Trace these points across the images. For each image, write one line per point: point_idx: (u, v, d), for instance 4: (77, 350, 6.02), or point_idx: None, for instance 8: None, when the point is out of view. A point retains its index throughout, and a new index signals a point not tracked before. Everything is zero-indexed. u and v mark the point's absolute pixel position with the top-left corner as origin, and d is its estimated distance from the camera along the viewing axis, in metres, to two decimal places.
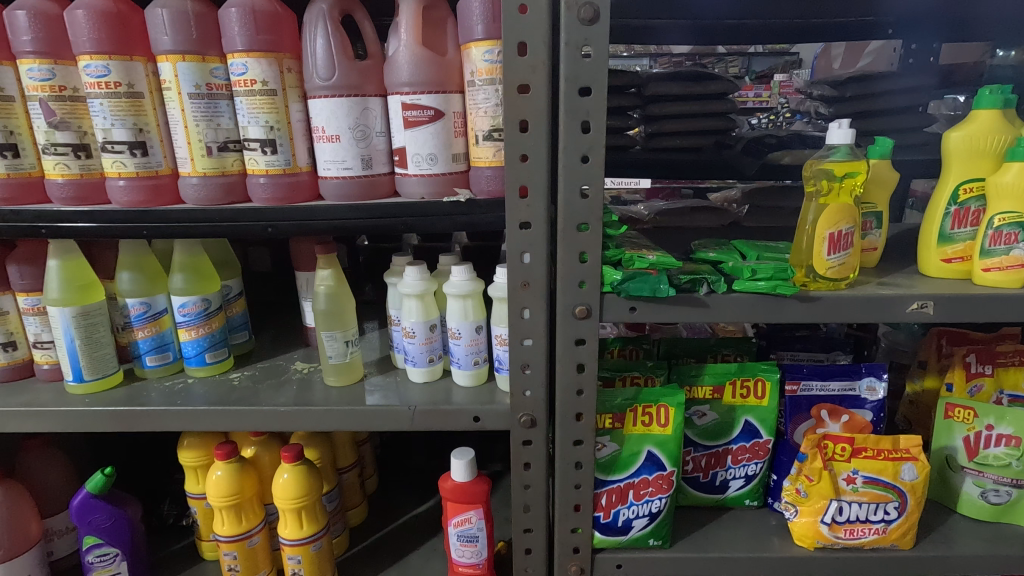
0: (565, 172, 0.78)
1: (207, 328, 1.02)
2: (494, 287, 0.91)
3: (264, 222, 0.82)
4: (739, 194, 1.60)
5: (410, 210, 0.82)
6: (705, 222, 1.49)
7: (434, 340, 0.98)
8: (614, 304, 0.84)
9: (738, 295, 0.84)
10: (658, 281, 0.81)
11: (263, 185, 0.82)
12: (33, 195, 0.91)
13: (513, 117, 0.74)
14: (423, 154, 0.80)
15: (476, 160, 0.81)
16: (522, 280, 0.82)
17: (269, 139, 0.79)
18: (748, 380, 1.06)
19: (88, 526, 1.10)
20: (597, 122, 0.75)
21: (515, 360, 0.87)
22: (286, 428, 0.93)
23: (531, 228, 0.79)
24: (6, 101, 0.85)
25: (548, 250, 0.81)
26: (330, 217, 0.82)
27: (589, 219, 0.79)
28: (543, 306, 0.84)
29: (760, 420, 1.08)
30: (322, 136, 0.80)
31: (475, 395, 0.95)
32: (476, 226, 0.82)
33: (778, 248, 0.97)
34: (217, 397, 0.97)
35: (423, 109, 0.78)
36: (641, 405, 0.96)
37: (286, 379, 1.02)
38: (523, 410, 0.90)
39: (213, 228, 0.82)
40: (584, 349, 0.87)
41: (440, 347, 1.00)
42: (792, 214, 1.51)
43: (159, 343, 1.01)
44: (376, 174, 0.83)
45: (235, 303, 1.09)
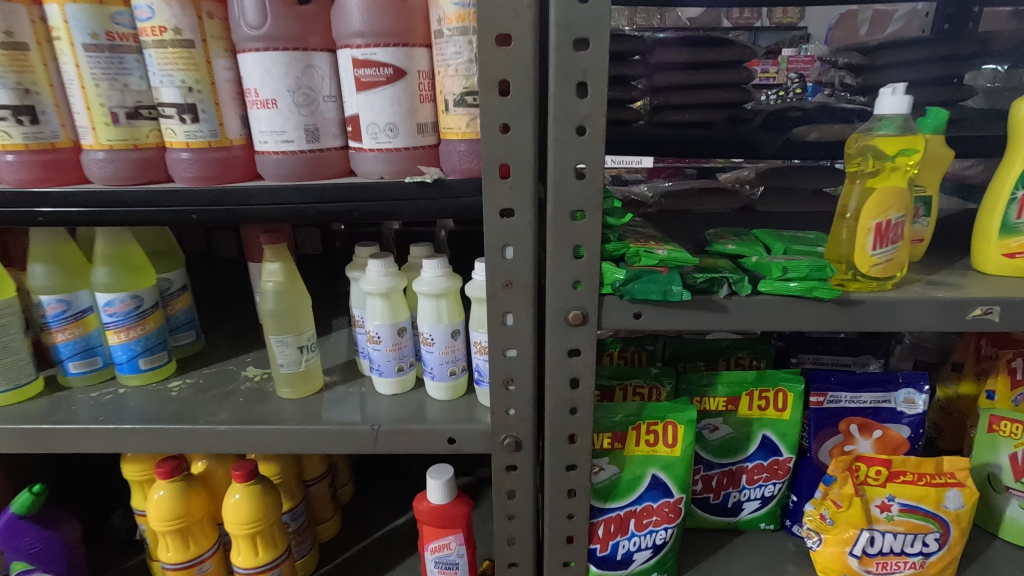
0: (557, 146, 0.63)
1: (140, 330, 0.87)
2: (473, 286, 0.77)
3: (186, 207, 0.67)
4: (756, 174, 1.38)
5: (366, 194, 0.66)
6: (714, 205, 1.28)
7: (404, 345, 0.83)
8: (615, 308, 0.70)
9: (765, 298, 0.69)
10: (669, 281, 0.67)
11: (186, 160, 0.66)
12: (64, 175, 0.70)
13: (491, 75, 0.59)
14: (380, 124, 0.64)
15: (447, 131, 0.65)
16: (504, 279, 0.68)
17: (187, 103, 0.64)
18: (766, 391, 0.93)
19: (17, 550, 0.97)
20: (596, 83, 0.60)
21: (496, 373, 0.73)
22: (228, 450, 0.79)
23: (515, 216, 0.65)
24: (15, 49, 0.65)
25: (535, 243, 0.66)
26: (268, 201, 0.67)
27: (586, 206, 0.65)
28: (529, 311, 0.69)
29: (780, 436, 0.94)
30: (256, 101, 0.64)
31: (451, 411, 0.81)
32: (449, 214, 0.67)
33: (808, 239, 0.83)
34: (149, 412, 0.82)
35: (380, 66, 0.63)
36: (645, 423, 0.83)
37: (233, 390, 0.88)
38: (506, 430, 0.76)
39: (123, 215, 0.68)
40: (578, 360, 0.73)
41: (412, 354, 0.85)
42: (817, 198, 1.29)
43: (83, 347, 0.87)
44: (325, 149, 0.67)
45: (178, 299, 0.95)
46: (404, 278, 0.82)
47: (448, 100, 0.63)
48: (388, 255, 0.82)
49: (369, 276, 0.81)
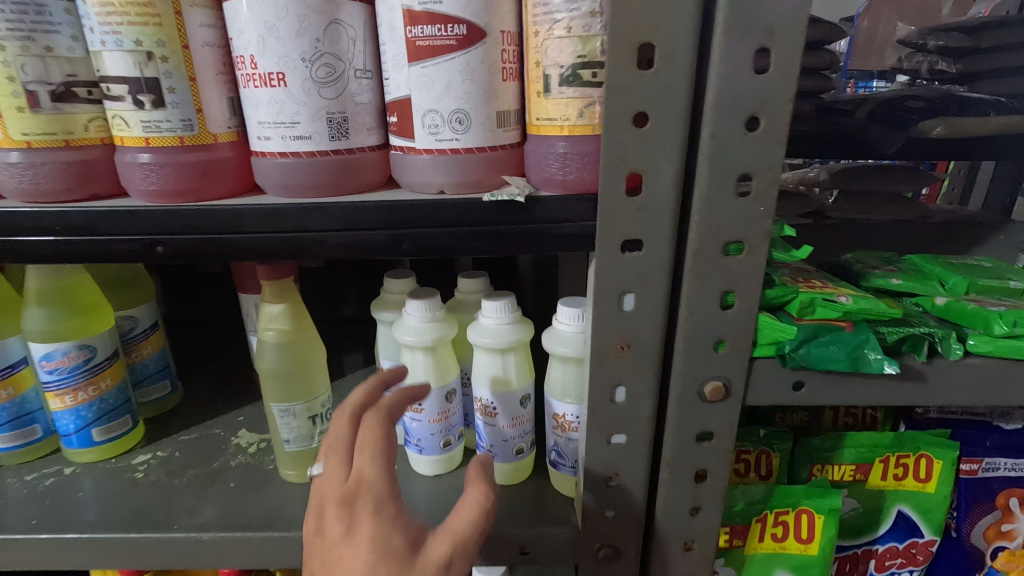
0: (714, 146, 0.41)
1: (92, 391, 0.64)
2: (555, 338, 0.56)
3: (148, 236, 0.44)
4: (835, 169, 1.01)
5: (418, 217, 0.44)
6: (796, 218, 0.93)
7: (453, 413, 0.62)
8: (770, 378, 0.49)
9: (980, 361, 0.49)
10: (863, 343, 0.46)
11: (146, 166, 0.43)
12: None
13: (627, 36, 0.38)
14: (443, 112, 0.42)
15: (541, 124, 0.43)
16: (619, 340, 0.47)
17: (143, 77, 0.40)
18: (906, 457, 0.72)
19: None
20: (785, 48, 0.39)
21: (594, 464, 0.52)
22: (211, 566, 0.57)
23: (644, 250, 0.44)
24: None
25: (668, 288, 0.45)
26: (269, 228, 0.44)
27: (747, 235, 0.44)
28: (650, 382, 0.48)
29: (922, 512, 0.74)
30: (253, 76, 0.42)
31: (520, 503, 0.60)
32: (540, 246, 0.45)
33: (988, 269, 0.63)
34: (102, 508, 0.60)
35: (445, 22, 0.40)
36: (773, 513, 0.63)
37: (219, 469, 0.66)
38: (601, 539, 0.55)
39: (49, 248, 0.45)
40: (709, 445, 0.52)
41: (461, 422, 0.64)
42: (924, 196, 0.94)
43: (16, 415, 0.64)
44: (355, 149, 0.45)
45: (145, 343, 0.72)
46: (454, 324, 0.61)
47: (552, 76, 0.41)
48: (432, 292, 0.60)
49: (407, 321, 0.59)
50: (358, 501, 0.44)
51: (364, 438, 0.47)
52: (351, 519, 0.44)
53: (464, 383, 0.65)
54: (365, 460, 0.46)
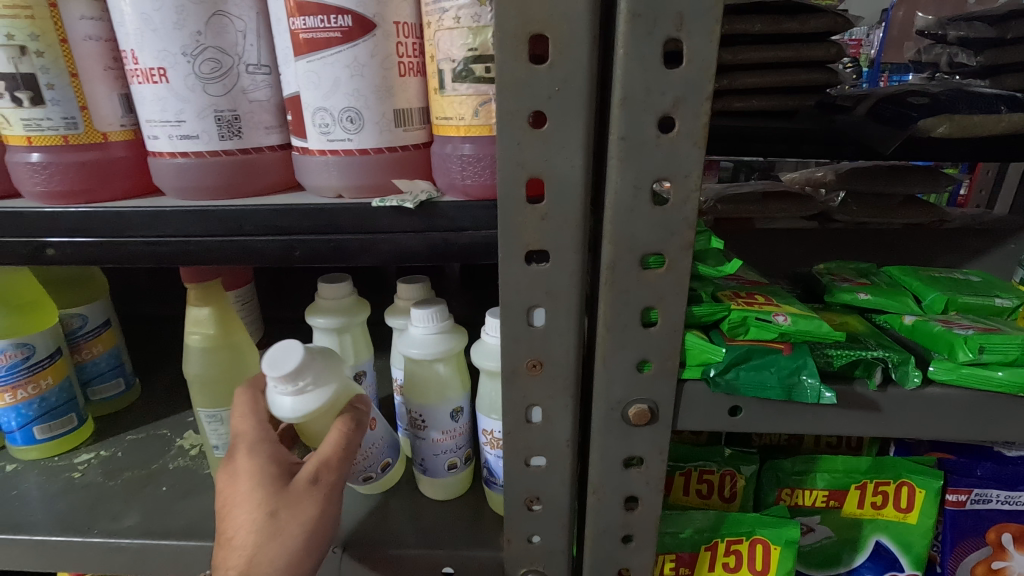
0: (625, 149, 0.37)
1: (33, 389, 0.64)
2: (483, 352, 0.53)
3: (37, 240, 0.43)
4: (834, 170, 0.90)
5: (314, 223, 0.41)
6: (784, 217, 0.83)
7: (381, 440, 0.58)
8: (701, 403, 0.44)
9: (943, 390, 0.44)
10: (797, 367, 0.42)
11: (33, 167, 0.41)
12: None
13: (518, 27, 0.34)
14: (333, 110, 0.39)
15: (440, 124, 0.40)
16: (530, 358, 0.43)
17: (18, 74, 0.38)
18: (885, 484, 0.67)
19: None
20: (698, 38, 0.35)
21: (513, 489, 0.48)
22: (131, 571, 0.56)
23: (550, 262, 0.40)
24: None
25: (580, 304, 0.41)
26: (161, 232, 0.42)
27: (666, 247, 0.40)
28: (567, 405, 0.45)
29: (901, 545, 0.68)
30: (136, 72, 0.40)
31: (449, 520, 0.57)
32: (444, 257, 0.42)
33: (974, 285, 0.57)
34: (32, 510, 0.59)
35: (330, 13, 0.37)
36: (724, 542, 0.58)
37: (157, 471, 0.65)
38: (525, 566, 0.51)
39: None
40: (639, 472, 0.48)
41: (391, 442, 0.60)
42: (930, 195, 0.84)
43: None
44: (254, 149, 0.43)
45: (94, 342, 0.71)
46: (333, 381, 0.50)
47: (444, 71, 0.38)
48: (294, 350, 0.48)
49: (278, 393, 0.48)
50: (238, 452, 0.49)
51: (240, 406, 0.52)
52: (233, 465, 0.49)
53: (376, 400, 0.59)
54: (239, 421, 0.51)
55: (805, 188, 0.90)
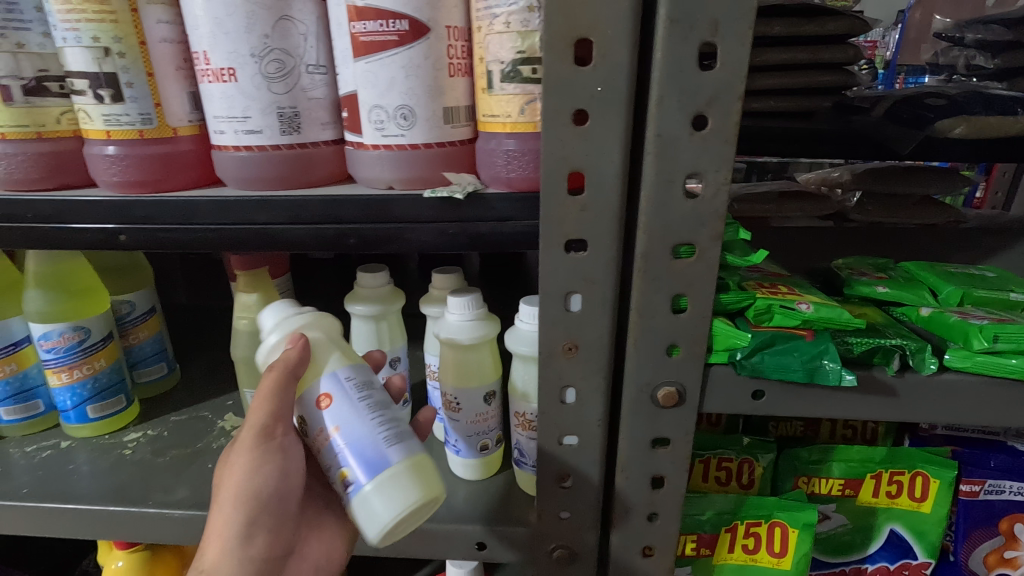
0: (660, 146, 0.40)
1: (87, 370, 0.67)
2: (516, 337, 0.56)
3: (111, 226, 0.46)
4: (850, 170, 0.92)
5: (368, 213, 0.45)
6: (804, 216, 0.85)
7: (334, 437, 0.46)
8: (726, 386, 0.47)
9: (958, 377, 0.46)
10: (818, 353, 0.45)
11: (109, 158, 0.45)
12: None
13: (564, 31, 0.37)
14: (388, 108, 0.42)
15: (486, 121, 0.43)
16: (566, 341, 0.46)
17: (101, 73, 0.42)
18: (900, 474, 0.69)
19: None
20: (731, 42, 0.37)
21: (545, 466, 0.51)
22: (183, 541, 0.59)
23: (588, 250, 0.43)
24: None
25: (614, 290, 0.44)
26: (225, 220, 0.46)
27: (697, 237, 0.43)
28: (599, 386, 0.48)
29: (915, 533, 0.71)
30: (207, 71, 0.43)
31: (480, 498, 0.60)
32: (487, 245, 0.45)
33: (989, 280, 0.59)
34: (89, 482, 0.63)
35: (388, 18, 0.41)
36: (743, 524, 0.61)
37: (202, 450, 0.68)
38: (555, 539, 0.55)
39: (24, 234, 0.47)
40: (666, 452, 0.51)
41: (354, 451, 0.45)
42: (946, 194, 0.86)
43: (18, 389, 0.69)
44: (310, 144, 0.46)
45: (140, 327, 0.75)
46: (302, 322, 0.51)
47: (493, 72, 0.41)
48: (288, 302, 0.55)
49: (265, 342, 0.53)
50: None
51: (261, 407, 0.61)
52: None
53: (360, 390, 0.48)
54: None
55: (820, 188, 0.92)
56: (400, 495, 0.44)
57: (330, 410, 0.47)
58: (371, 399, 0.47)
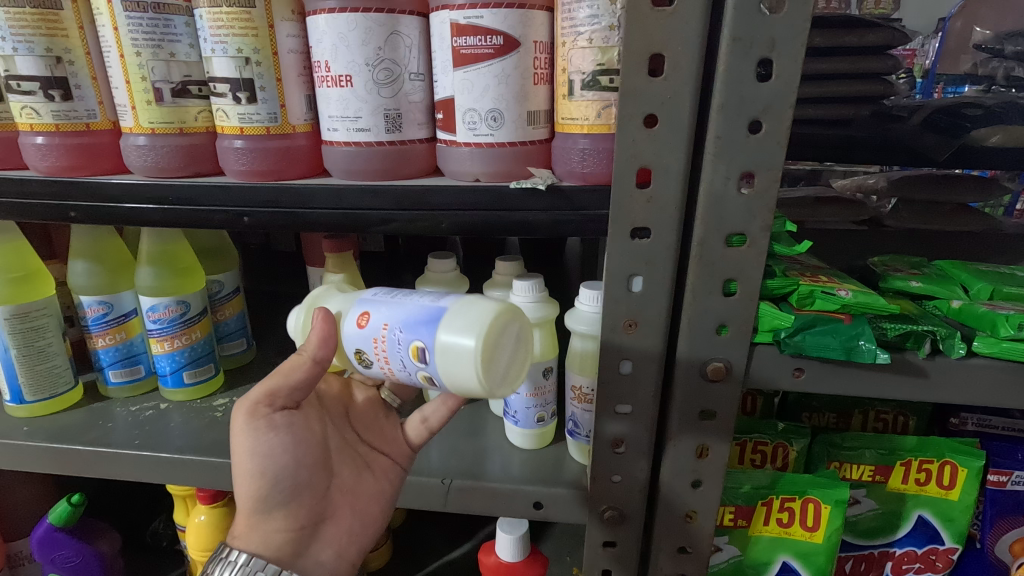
0: (719, 146, 0.46)
1: (185, 339, 0.76)
2: (575, 318, 0.62)
3: (237, 209, 0.54)
4: (886, 177, 0.97)
5: (458, 201, 0.51)
6: (840, 218, 0.90)
7: (389, 330, 0.50)
8: (770, 363, 0.52)
9: (984, 361, 0.51)
10: (854, 334, 0.50)
11: (239, 150, 0.53)
12: (100, 162, 0.58)
13: (641, 47, 0.43)
14: (481, 111, 0.50)
15: (565, 123, 0.49)
16: (627, 318, 0.52)
17: (242, 79, 0.51)
18: (930, 463, 0.72)
19: (52, 563, 0.89)
20: (787, 59, 0.43)
21: (601, 433, 0.58)
22: None
23: (651, 237, 0.49)
24: (48, 7, 0.53)
25: (674, 273, 0.50)
26: (333, 203, 0.53)
27: (749, 227, 0.48)
28: (655, 360, 0.54)
29: (944, 520, 0.74)
30: (326, 78, 0.51)
31: (536, 466, 0.66)
32: (561, 231, 0.51)
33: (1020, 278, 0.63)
34: (190, 438, 0.71)
35: (485, 34, 0.48)
36: (778, 498, 0.66)
37: None
38: (607, 501, 0.60)
39: (161, 214, 0.55)
40: (711, 424, 0.56)
41: (413, 322, 0.49)
42: (980, 202, 0.90)
43: (125, 355, 0.77)
44: (407, 141, 0.53)
45: (228, 304, 0.84)
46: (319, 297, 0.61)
47: (575, 81, 0.48)
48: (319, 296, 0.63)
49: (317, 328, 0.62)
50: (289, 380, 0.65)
51: None
52: None
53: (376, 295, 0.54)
54: None
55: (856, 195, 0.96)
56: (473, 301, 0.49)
57: (369, 319, 0.51)
58: (392, 295, 0.53)
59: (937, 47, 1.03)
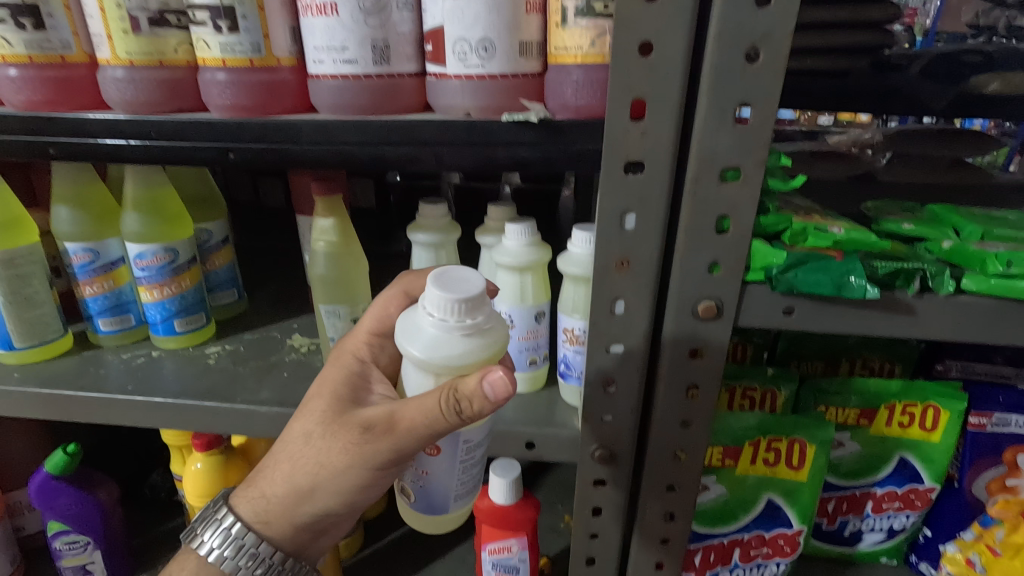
0: (715, 77, 0.45)
1: (175, 288, 0.75)
2: (568, 260, 0.62)
3: (222, 145, 0.53)
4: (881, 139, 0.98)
5: (449, 135, 0.50)
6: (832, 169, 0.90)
7: (425, 475, 0.59)
8: (761, 301, 0.53)
9: (972, 298, 0.51)
10: (845, 269, 0.50)
11: (222, 83, 0.52)
12: (79, 98, 0.57)
13: None
14: (471, 41, 0.48)
15: (558, 54, 0.48)
16: (619, 257, 0.52)
17: (223, 6, 0.49)
18: (913, 406, 0.74)
19: (51, 511, 0.90)
20: None
21: (593, 372, 0.58)
22: (267, 434, 0.68)
23: (645, 172, 0.48)
24: None
25: (667, 210, 0.50)
26: (321, 139, 0.52)
27: (744, 162, 0.48)
28: (647, 298, 0.54)
29: (924, 461, 0.77)
30: (311, 6, 0.49)
31: (529, 408, 0.67)
32: (554, 167, 0.51)
33: (1012, 221, 0.63)
34: (183, 383, 0.71)
35: None
36: (765, 439, 0.67)
37: (276, 363, 0.76)
38: (598, 440, 0.61)
39: (143, 150, 0.54)
40: (701, 363, 0.57)
41: (429, 491, 0.60)
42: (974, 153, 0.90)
43: (114, 304, 0.76)
44: (396, 75, 0.52)
45: (217, 253, 0.83)
46: (489, 348, 0.51)
47: (568, 8, 0.46)
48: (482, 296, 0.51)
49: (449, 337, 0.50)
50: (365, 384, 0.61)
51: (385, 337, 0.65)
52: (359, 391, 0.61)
53: (469, 451, 0.58)
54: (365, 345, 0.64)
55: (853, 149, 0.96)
56: (453, 521, 0.64)
57: (431, 455, 0.57)
58: (469, 463, 0.59)
59: (937, 3, 0.81)
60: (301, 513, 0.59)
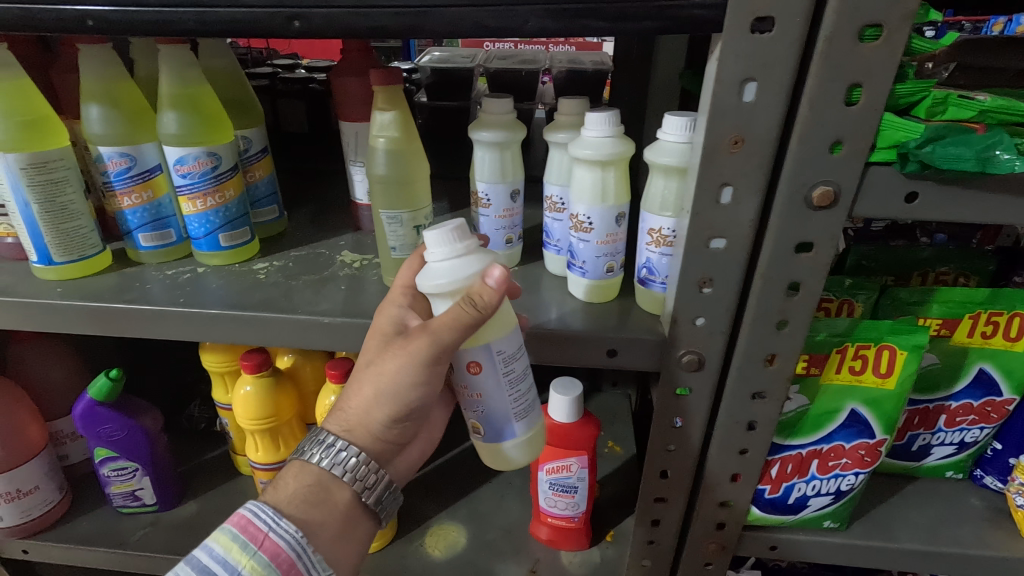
0: None
1: (218, 198, 0.70)
2: (658, 151, 0.57)
3: (286, 10, 0.47)
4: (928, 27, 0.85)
5: None
6: None
7: (480, 398, 0.57)
8: (884, 185, 0.48)
9: None
10: (989, 143, 0.45)
11: None
12: None
13: None
14: None
15: None
16: (732, 135, 0.47)
17: None
18: (1000, 314, 0.71)
19: (97, 437, 0.88)
20: None
21: (688, 269, 0.54)
22: (330, 346, 0.64)
23: (773, 29, 0.43)
24: None
25: (793, 77, 0.44)
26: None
27: (889, 15, 0.42)
28: (758, 183, 0.49)
29: (1004, 372, 0.74)
30: None
31: (605, 315, 0.63)
32: (663, 28, 0.45)
33: None
34: (235, 296, 0.67)
35: None
36: (853, 346, 0.64)
37: (330, 276, 0.72)
38: (686, 345, 0.58)
39: (194, 17, 0.48)
40: (807, 259, 0.53)
41: (492, 417, 0.58)
42: None
43: (154, 217, 0.71)
44: None
45: (257, 164, 0.77)
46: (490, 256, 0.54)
47: None
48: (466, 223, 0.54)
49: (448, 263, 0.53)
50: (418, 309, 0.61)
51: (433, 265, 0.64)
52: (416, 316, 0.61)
53: (508, 363, 0.56)
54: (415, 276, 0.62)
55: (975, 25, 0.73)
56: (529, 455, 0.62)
57: (476, 373, 0.56)
58: (513, 376, 0.57)
59: None
60: (374, 422, 0.60)
